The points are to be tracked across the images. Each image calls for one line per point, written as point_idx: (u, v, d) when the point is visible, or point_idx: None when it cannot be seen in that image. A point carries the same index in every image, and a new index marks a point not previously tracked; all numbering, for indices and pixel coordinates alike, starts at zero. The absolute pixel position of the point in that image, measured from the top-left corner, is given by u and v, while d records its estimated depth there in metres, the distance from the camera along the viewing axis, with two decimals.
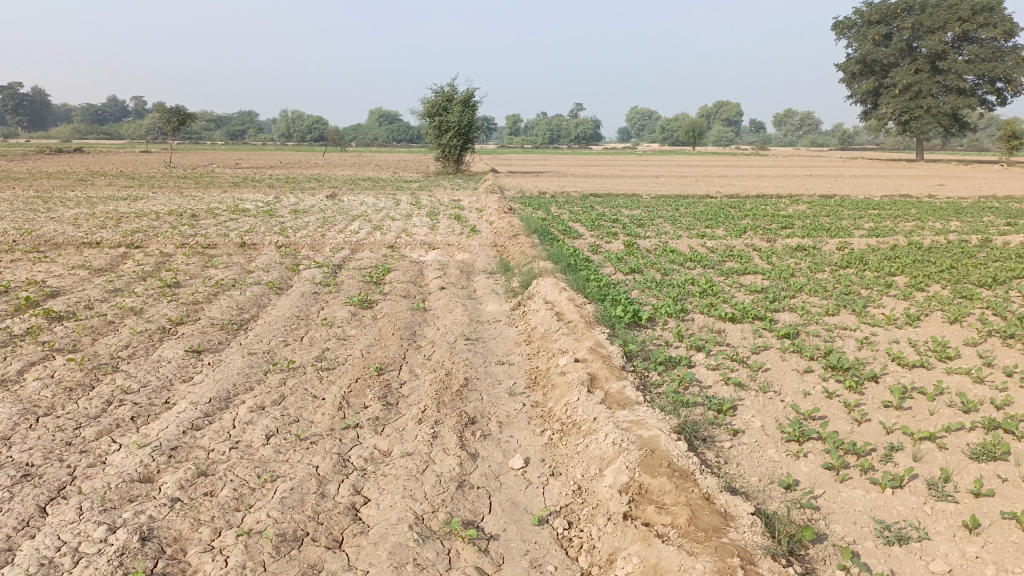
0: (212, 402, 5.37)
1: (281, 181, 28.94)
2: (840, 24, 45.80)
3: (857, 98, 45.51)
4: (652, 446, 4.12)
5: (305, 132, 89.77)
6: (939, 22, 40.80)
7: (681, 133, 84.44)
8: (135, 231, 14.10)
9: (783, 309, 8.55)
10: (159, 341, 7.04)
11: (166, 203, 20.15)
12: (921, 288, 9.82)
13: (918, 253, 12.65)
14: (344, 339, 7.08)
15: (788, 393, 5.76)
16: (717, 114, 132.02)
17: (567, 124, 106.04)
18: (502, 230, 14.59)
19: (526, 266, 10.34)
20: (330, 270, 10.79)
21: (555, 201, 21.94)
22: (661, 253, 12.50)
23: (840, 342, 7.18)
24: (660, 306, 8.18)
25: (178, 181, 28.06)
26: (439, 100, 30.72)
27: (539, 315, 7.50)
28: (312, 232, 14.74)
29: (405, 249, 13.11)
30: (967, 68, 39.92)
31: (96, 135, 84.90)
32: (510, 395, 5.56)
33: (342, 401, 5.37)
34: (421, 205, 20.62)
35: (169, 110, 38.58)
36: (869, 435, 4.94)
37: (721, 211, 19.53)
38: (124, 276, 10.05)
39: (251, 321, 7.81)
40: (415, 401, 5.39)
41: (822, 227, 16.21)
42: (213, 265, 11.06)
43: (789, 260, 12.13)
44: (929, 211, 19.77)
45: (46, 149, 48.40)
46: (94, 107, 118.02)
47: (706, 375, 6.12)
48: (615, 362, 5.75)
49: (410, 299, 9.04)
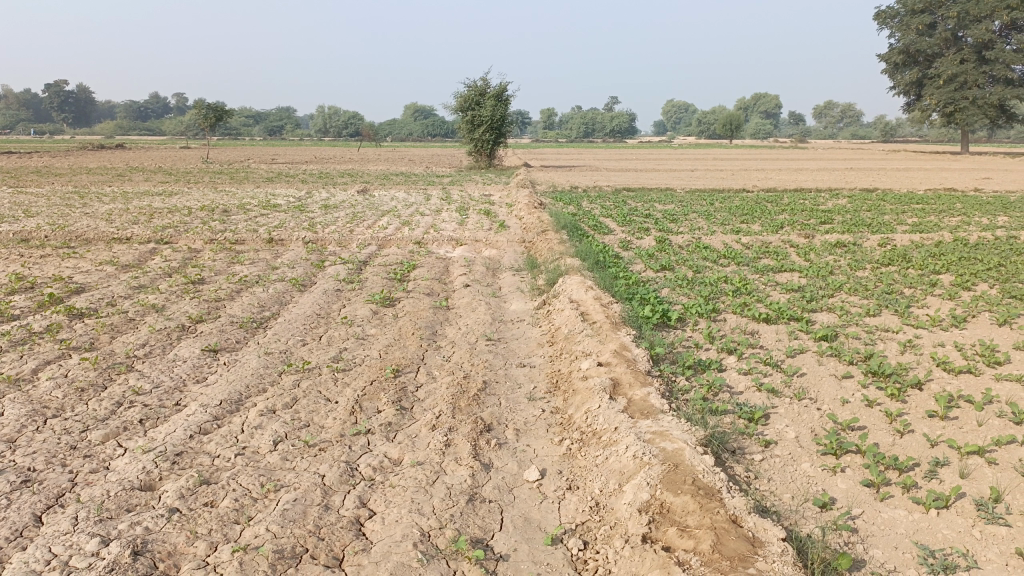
0: (222, 405, 5.22)
1: (313, 176, 29.05)
2: (882, 13, 44.60)
3: (900, 90, 44.31)
4: (676, 461, 3.85)
5: (341, 128, 90.43)
6: (986, 10, 39.48)
7: (717, 126, 83.33)
8: (165, 227, 14.15)
9: (821, 309, 8.19)
10: (177, 339, 6.93)
11: (199, 199, 20.30)
12: (967, 287, 9.36)
13: (964, 249, 12.12)
14: (363, 339, 6.91)
15: (825, 400, 5.44)
16: (755, 107, 130.00)
17: (602, 119, 105.33)
18: (531, 225, 14.35)
19: (553, 263, 10.09)
20: (355, 266, 10.65)
21: (587, 195, 21.64)
22: (694, 250, 12.15)
23: (881, 345, 6.82)
24: (691, 305, 7.88)
25: (213, 177, 28.30)
26: (472, 94, 30.53)
27: (564, 315, 7.25)
28: (340, 228, 14.65)
29: (433, 244, 12.95)
30: (1015, 57, 38.66)
31: (138, 131, 86.39)
32: (530, 400, 5.33)
33: (355, 404, 5.18)
34: (452, 199, 20.47)
35: (207, 107, 38.99)
36: (912, 449, 4.61)
37: (757, 206, 19.04)
38: (150, 272, 10.03)
39: (271, 319, 7.68)
40: (430, 406, 5.18)
41: (862, 222, 15.67)
42: (239, 260, 11.00)
43: (827, 257, 11.70)
44: (975, 206, 19.08)
45: (88, 145, 49.28)
46: (136, 104, 120.48)
47: (737, 380, 5.83)
48: (640, 367, 5.48)
49: (433, 296, 8.86)
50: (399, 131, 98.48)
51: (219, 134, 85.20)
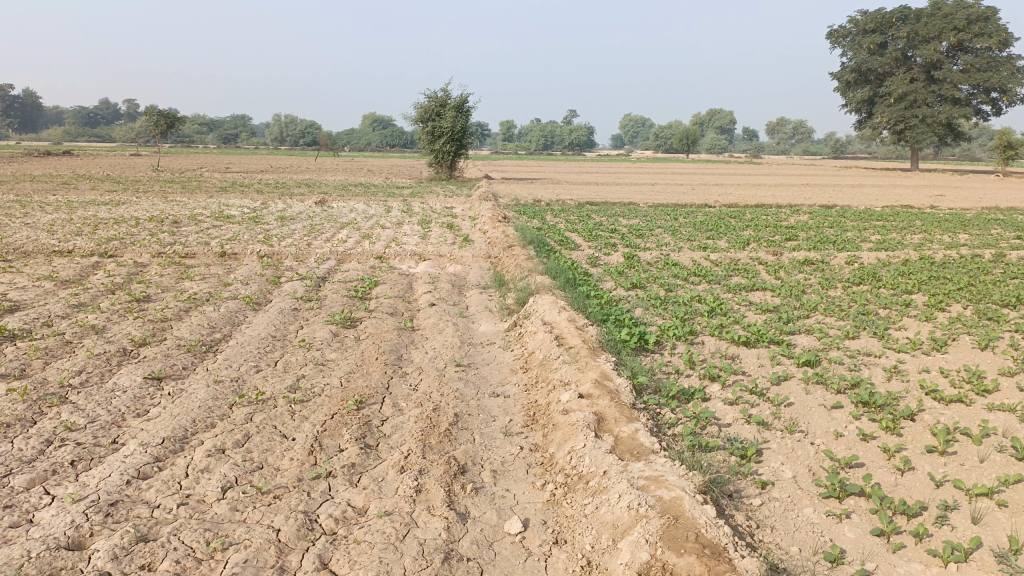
0: (164, 444, 4.70)
1: (269, 186, 28.33)
2: (835, 32, 45.40)
3: (852, 107, 45.11)
4: (675, 513, 3.48)
5: (298, 138, 89.26)
6: (935, 31, 40.45)
7: (674, 140, 84.12)
8: (110, 239, 13.45)
9: (799, 331, 7.93)
10: (118, 366, 6.35)
11: (149, 208, 19.48)
12: (942, 308, 9.22)
13: (931, 268, 12.05)
14: (322, 365, 6.42)
15: (818, 434, 5.13)
16: (711, 122, 131.90)
17: (561, 131, 105.82)
18: (496, 240, 13.96)
19: (522, 281, 9.71)
20: (314, 283, 10.14)
21: (550, 209, 21.32)
22: (663, 266, 11.90)
23: (866, 371, 6.55)
24: (668, 327, 7.56)
25: (164, 185, 27.39)
26: (433, 105, 30.11)
27: (537, 338, 6.86)
28: (297, 241, 14.09)
29: (394, 259, 12.47)
30: (962, 77, 39.62)
31: (87, 137, 83.91)
32: (506, 436, 4.91)
33: (314, 443, 4.70)
34: (413, 212, 20.02)
35: (158, 113, 37.87)
36: (917, 490, 4.31)
37: (720, 221, 18.95)
38: (92, 289, 9.39)
39: (222, 342, 7.13)
40: (398, 443, 4.73)
41: (827, 239, 15.63)
42: (189, 276, 10.40)
43: (797, 275, 11.55)
44: (934, 223, 19.26)
45: (32, 151, 47.56)
46: (85, 110, 117.50)
47: (724, 410, 5.49)
48: (624, 399, 5.10)
49: (397, 316, 8.40)
50: (357, 141, 97.48)
51: (172, 141, 83.22)
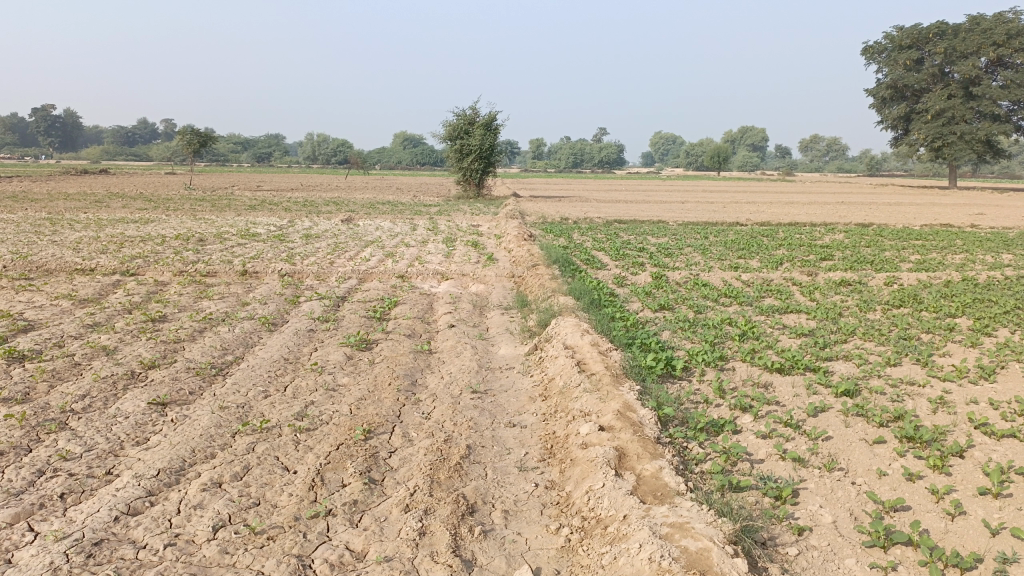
0: (159, 476, 4.45)
1: (298, 204, 28.41)
2: (869, 48, 44.71)
3: (887, 124, 44.28)
4: (702, 568, 3.13)
5: (330, 156, 90.13)
6: (972, 47, 39.60)
7: (705, 158, 83.43)
8: (134, 257, 13.40)
9: (837, 357, 7.50)
10: (124, 390, 6.15)
11: (177, 226, 19.55)
12: (988, 333, 8.71)
13: (975, 290, 11.51)
14: (333, 390, 6.16)
15: (858, 472, 4.74)
16: (743, 139, 130.90)
17: (591, 149, 105.68)
18: (521, 258, 13.70)
19: (545, 302, 9.41)
20: (332, 303, 9.93)
21: (578, 227, 21.02)
22: (693, 287, 11.52)
23: (910, 402, 6.13)
24: (696, 352, 7.20)
25: (194, 203, 27.59)
26: (461, 123, 30.05)
27: (558, 363, 6.54)
28: (320, 259, 13.94)
29: (417, 279, 12.24)
30: (1002, 94, 38.65)
31: (125, 156, 85.53)
32: (520, 471, 4.59)
33: (316, 476, 4.43)
34: (439, 230, 19.83)
35: (191, 132, 38.32)
36: (972, 540, 3.90)
37: (752, 240, 18.51)
38: (109, 308, 9.27)
39: (233, 365, 6.91)
40: (405, 479, 4.43)
41: (864, 259, 15.10)
42: (208, 295, 10.25)
43: (833, 297, 11.11)
44: (976, 242, 18.61)
45: (70, 170, 48.34)
46: (123, 129, 120.07)
47: (756, 445, 5.11)
48: (648, 432, 4.75)
49: (414, 338, 8.13)
50: (388, 159, 98.12)
51: (207, 159, 84.47)
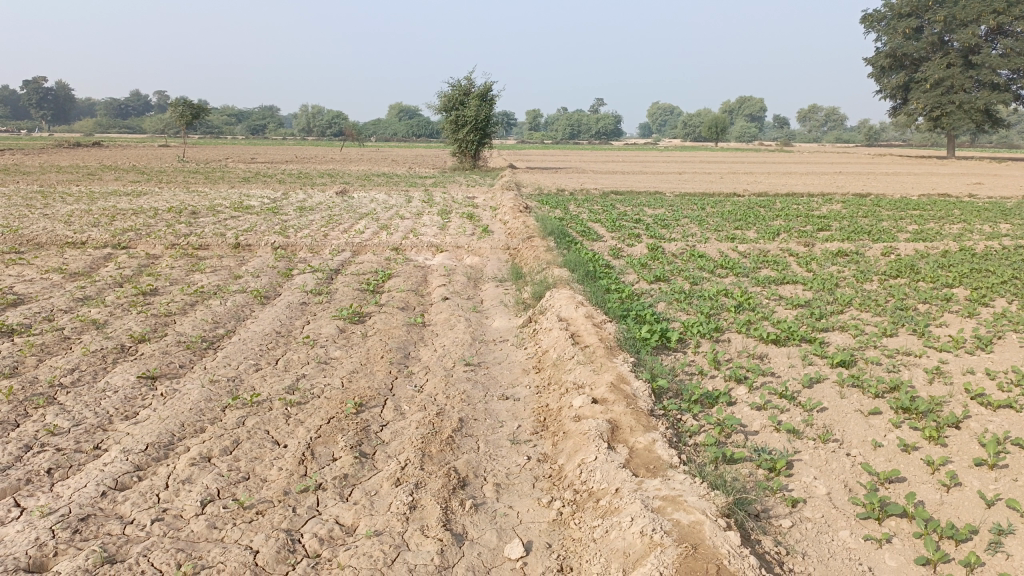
0: (147, 451, 4.40)
1: (292, 176, 28.19)
2: (869, 16, 44.19)
3: (886, 93, 43.93)
4: (694, 541, 3.09)
5: (324, 128, 89.41)
6: (973, 15, 39.14)
7: (703, 129, 82.88)
8: (126, 230, 13.27)
9: (833, 327, 7.45)
10: (114, 364, 6.09)
11: (170, 199, 19.39)
12: (985, 303, 8.67)
13: (972, 260, 11.45)
14: (325, 364, 6.10)
15: (853, 444, 4.71)
16: (740, 110, 130.01)
17: (588, 120, 104.92)
18: (516, 231, 13.59)
19: (540, 274, 9.34)
20: (325, 276, 9.85)
21: (574, 199, 20.88)
22: (689, 258, 11.45)
23: (906, 373, 6.09)
24: (692, 324, 7.14)
25: (187, 175, 27.35)
26: (456, 94, 29.73)
27: (552, 335, 6.48)
28: (314, 232, 13.82)
29: (411, 251, 12.15)
30: (1001, 62, 38.30)
31: (118, 129, 84.73)
32: (512, 444, 4.55)
33: (305, 451, 4.38)
34: (434, 202, 19.70)
35: (184, 104, 37.89)
36: (967, 511, 3.87)
37: (750, 211, 18.40)
38: (100, 281, 9.18)
39: (224, 339, 6.84)
40: (396, 452, 4.39)
41: (861, 229, 15.01)
42: (200, 268, 10.16)
43: (830, 268, 11.04)
44: (973, 212, 18.52)
45: (62, 142, 47.83)
46: (116, 101, 118.92)
47: (751, 416, 5.07)
48: (641, 405, 4.71)
49: (408, 311, 8.06)
50: (383, 131, 97.42)
51: (202, 131, 83.78)
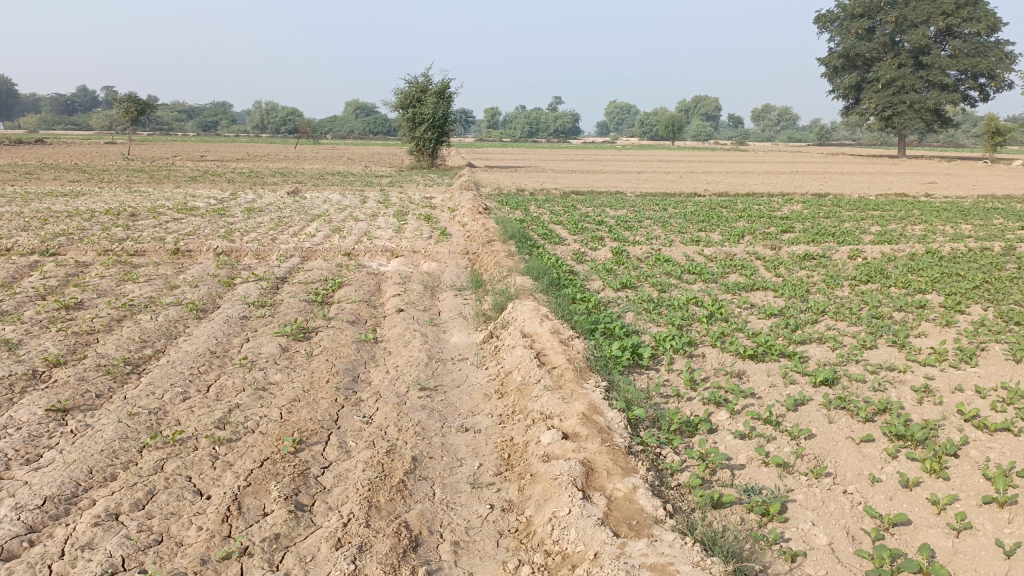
0: (44, 507, 3.74)
1: (242, 175, 27.17)
2: (822, 17, 44.49)
3: (839, 93, 44.27)
4: None
5: (279, 125, 87.63)
6: (923, 16, 39.56)
7: (660, 127, 83.14)
8: (57, 234, 12.38)
9: (811, 339, 7.04)
10: (22, 394, 5.36)
11: (109, 200, 18.35)
12: (961, 311, 8.36)
13: (941, 263, 11.22)
14: (264, 390, 5.47)
15: (850, 479, 4.27)
16: (697, 109, 131.17)
17: (546, 119, 104.74)
18: (475, 233, 13.06)
19: (501, 283, 8.80)
20: (270, 285, 9.17)
21: (534, 199, 20.39)
22: (655, 263, 11.02)
23: (894, 392, 5.67)
24: (664, 338, 6.67)
25: (130, 175, 26.11)
26: (413, 91, 29.00)
27: (515, 355, 5.94)
28: (261, 235, 13.06)
29: (364, 256, 11.50)
30: (951, 63, 38.83)
31: (64, 125, 81.61)
32: (473, 489, 4.01)
33: (232, 504, 3.76)
34: (390, 203, 19.03)
35: (128, 100, 36.32)
36: (985, 565, 3.42)
37: (712, 211, 18.11)
38: (19, 293, 8.37)
39: (152, 361, 6.16)
40: (338, 504, 3.80)
41: (826, 231, 14.77)
42: (133, 277, 9.39)
43: (799, 272, 10.72)
44: (932, 212, 18.47)
45: (1, 139, 45.68)
46: (62, 97, 115.29)
47: (736, 447, 4.60)
48: (617, 440, 4.20)
49: (358, 325, 7.45)
50: (340, 128, 96.39)
51: (151, 128, 81.35)
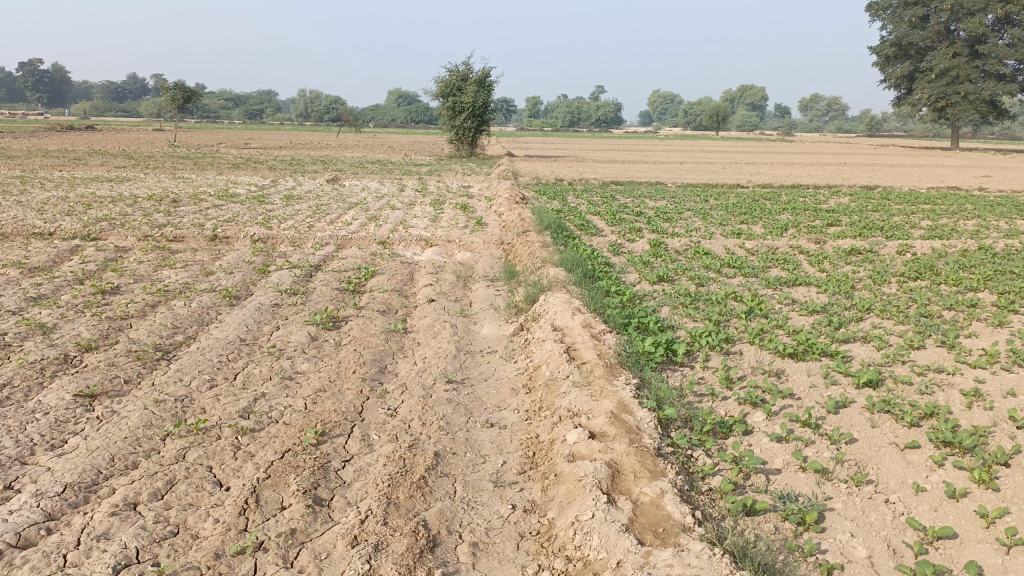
0: (64, 494, 3.72)
1: (284, 162, 27.43)
2: (874, 5, 43.22)
3: (890, 83, 43.05)
4: None
5: (323, 113, 88.43)
6: (981, 4, 38.20)
7: (704, 117, 81.95)
8: (99, 219, 12.57)
9: (855, 338, 6.76)
10: (52, 379, 5.38)
11: (153, 186, 18.60)
12: (1015, 311, 7.99)
13: (994, 260, 10.77)
14: (291, 380, 5.42)
15: (893, 488, 4.05)
16: (742, 99, 129.00)
17: (588, 108, 104.04)
18: (511, 223, 12.93)
19: (534, 274, 8.66)
20: (304, 273, 9.16)
21: (573, 189, 20.19)
22: (694, 255, 10.78)
23: (941, 396, 5.41)
24: (701, 334, 6.46)
25: (176, 161, 26.54)
26: (454, 80, 28.91)
27: (545, 348, 5.81)
28: (298, 223, 13.10)
29: (399, 245, 11.45)
30: (1008, 52, 37.48)
31: (115, 112, 83.43)
32: (496, 488, 3.89)
33: (249, 497, 3.70)
34: (428, 191, 18.99)
35: (175, 88, 36.87)
36: None
37: (755, 203, 17.71)
38: (59, 277, 8.48)
39: (183, 348, 6.16)
40: (357, 499, 3.72)
41: (873, 225, 14.33)
42: (169, 263, 9.47)
43: (844, 267, 10.39)
44: (986, 207, 17.82)
45: (55, 126, 46.84)
46: (113, 85, 117.87)
47: (772, 450, 4.41)
48: (646, 441, 4.04)
49: (389, 315, 7.38)
50: (383, 116, 97.09)
51: (199, 115, 82.84)
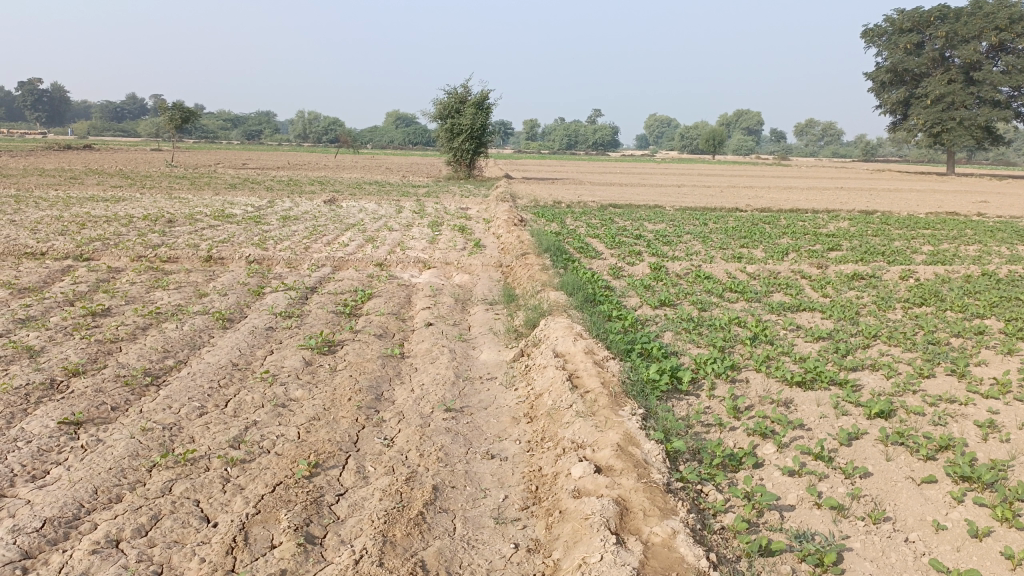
0: (42, 531, 3.52)
1: (282, 183, 27.37)
2: (869, 31, 43.51)
3: (886, 108, 43.24)
4: None
5: (321, 134, 88.64)
6: (975, 30, 38.47)
7: (701, 140, 82.32)
8: (93, 239, 12.41)
9: (863, 366, 6.60)
10: (36, 405, 5.19)
11: (149, 206, 18.48)
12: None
13: (998, 286, 10.64)
14: (284, 407, 5.24)
15: (912, 526, 3.87)
16: (739, 123, 129.78)
17: (585, 131, 104.52)
18: (509, 246, 12.79)
19: (534, 298, 8.50)
20: (299, 295, 8.99)
21: (571, 211, 20.10)
22: (695, 279, 10.64)
23: (956, 427, 5.24)
24: (706, 361, 6.29)
25: (172, 181, 26.42)
26: (452, 102, 28.93)
27: (546, 375, 5.64)
28: (295, 244, 12.95)
29: (396, 267, 11.29)
30: (1003, 79, 37.69)
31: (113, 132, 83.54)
32: (497, 525, 3.71)
33: (238, 534, 3.51)
34: (425, 213, 18.88)
35: (173, 108, 36.86)
36: None
37: (755, 227, 17.63)
38: (49, 299, 8.30)
39: (173, 373, 5.98)
40: (351, 537, 3.53)
41: (874, 250, 14.22)
42: (162, 284, 9.30)
43: (847, 292, 10.25)
44: (986, 232, 17.75)
45: (54, 146, 46.97)
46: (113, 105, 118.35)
47: (785, 485, 4.23)
48: (655, 476, 3.86)
49: (385, 339, 7.21)
50: (381, 138, 97.39)
51: (197, 136, 82.96)
